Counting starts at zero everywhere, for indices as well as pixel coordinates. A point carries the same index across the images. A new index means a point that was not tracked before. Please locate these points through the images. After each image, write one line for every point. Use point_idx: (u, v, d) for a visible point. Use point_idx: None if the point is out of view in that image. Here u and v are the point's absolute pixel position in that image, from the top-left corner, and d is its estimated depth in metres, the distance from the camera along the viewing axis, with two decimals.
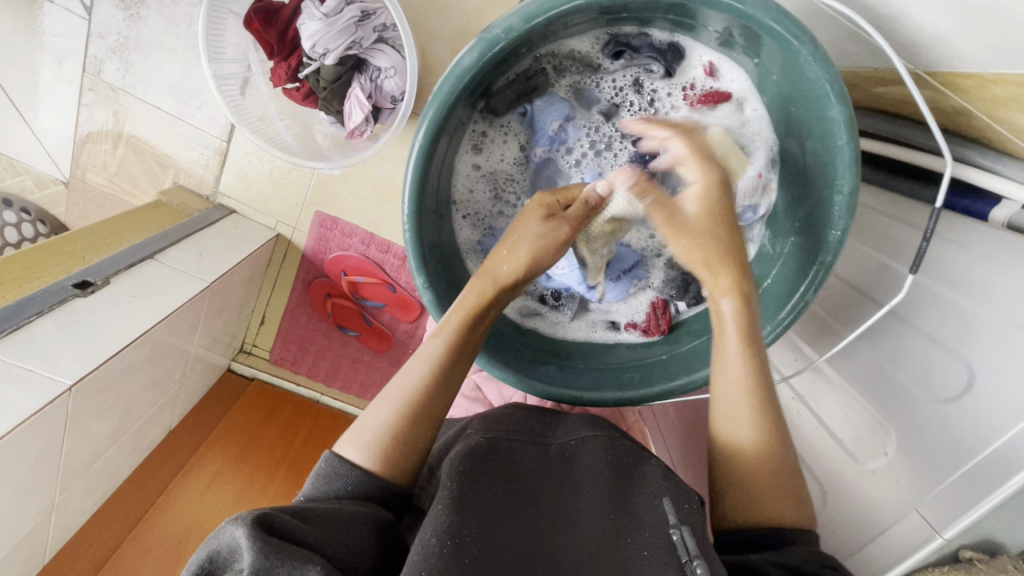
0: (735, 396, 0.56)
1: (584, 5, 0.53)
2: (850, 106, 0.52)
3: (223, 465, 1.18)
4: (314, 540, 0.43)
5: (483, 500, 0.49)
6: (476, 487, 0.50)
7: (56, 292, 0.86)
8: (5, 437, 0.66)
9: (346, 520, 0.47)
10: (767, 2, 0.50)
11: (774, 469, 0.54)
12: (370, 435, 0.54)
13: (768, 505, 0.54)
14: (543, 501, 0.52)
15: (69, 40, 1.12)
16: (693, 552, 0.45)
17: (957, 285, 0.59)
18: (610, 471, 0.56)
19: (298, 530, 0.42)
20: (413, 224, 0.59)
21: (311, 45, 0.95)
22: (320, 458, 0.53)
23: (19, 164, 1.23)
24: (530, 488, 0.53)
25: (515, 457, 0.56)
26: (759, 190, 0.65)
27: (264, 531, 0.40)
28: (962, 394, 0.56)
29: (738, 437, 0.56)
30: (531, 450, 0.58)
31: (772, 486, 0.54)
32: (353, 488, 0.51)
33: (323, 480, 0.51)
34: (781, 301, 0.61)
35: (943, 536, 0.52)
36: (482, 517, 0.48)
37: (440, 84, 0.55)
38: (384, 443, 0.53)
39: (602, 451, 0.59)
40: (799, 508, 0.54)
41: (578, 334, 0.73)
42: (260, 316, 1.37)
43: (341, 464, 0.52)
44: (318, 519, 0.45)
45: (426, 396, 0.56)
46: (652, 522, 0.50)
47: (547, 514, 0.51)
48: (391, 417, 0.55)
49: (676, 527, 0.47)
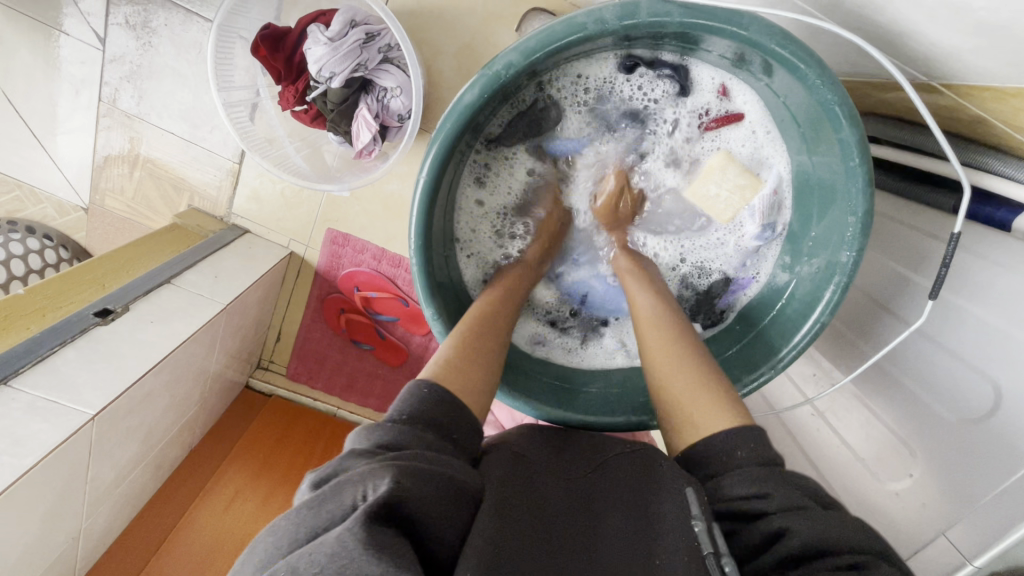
0: (653, 342, 0.62)
1: (589, 37, 0.52)
2: (862, 129, 0.51)
3: (244, 480, 1.16)
4: (425, 522, 0.39)
5: (509, 506, 0.46)
6: (510, 500, 0.47)
7: (78, 321, 0.87)
8: (30, 470, 0.67)
9: (458, 496, 0.42)
10: (771, 28, 0.49)
11: (702, 391, 0.56)
12: (450, 355, 0.56)
13: (701, 424, 0.54)
14: (568, 513, 0.49)
15: (84, 70, 1.14)
16: (720, 549, 0.44)
17: (982, 299, 0.57)
18: (642, 479, 0.52)
19: (416, 505, 0.38)
20: (422, 258, 0.60)
21: (317, 69, 0.96)
22: (411, 383, 0.51)
23: (40, 192, 1.26)
24: (556, 500, 0.50)
25: (541, 475, 0.53)
26: (776, 208, 0.65)
27: (382, 507, 0.36)
28: (990, 414, 0.55)
29: (664, 367, 0.59)
30: (556, 465, 0.55)
31: (697, 407, 0.55)
32: (449, 423, 0.49)
33: (428, 410, 0.48)
34: (798, 324, 0.61)
35: (972, 564, 0.49)
36: (514, 523, 0.44)
37: (442, 122, 0.55)
38: (463, 364, 0.55)
39: (632, 462, 0.55)
40: (732, 419, 0.53)
41: (594, 362, 0.73)
42: (276, 332, 1.39)
43: (433, 387, 0.51)
44: (437, 490, 0.41)
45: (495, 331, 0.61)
46: (670, 511, 0.47)
47: (574, 524, 0.48)
48: (469, 336, 0.59)
49: (696, 518, 0.45)
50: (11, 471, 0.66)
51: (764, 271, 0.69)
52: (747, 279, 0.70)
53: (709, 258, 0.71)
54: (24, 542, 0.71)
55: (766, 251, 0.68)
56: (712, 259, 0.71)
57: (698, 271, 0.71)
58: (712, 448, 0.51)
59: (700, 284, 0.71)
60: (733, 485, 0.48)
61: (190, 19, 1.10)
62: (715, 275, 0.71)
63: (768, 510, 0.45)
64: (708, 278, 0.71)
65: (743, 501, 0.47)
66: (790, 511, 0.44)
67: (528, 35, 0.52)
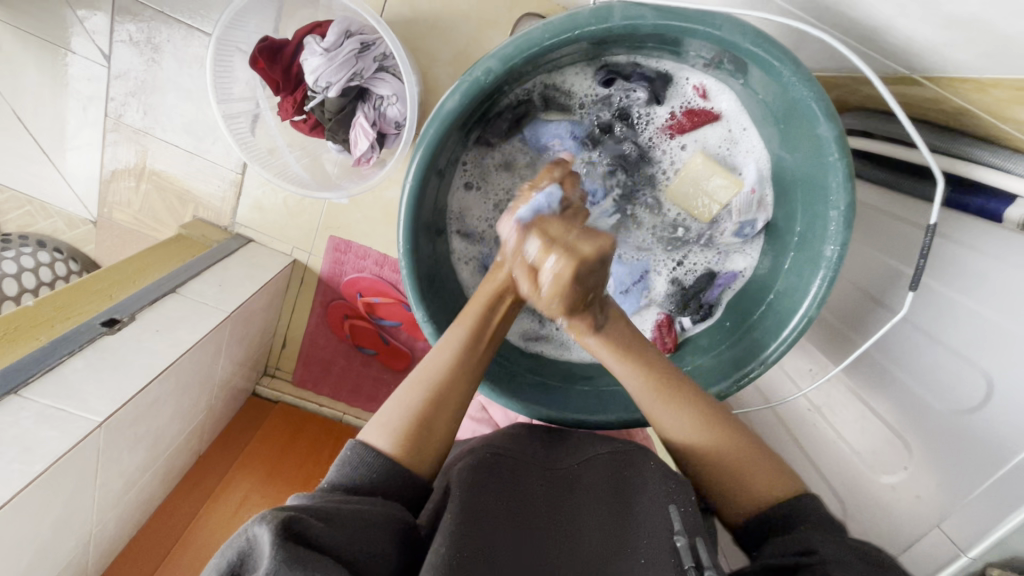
0: (672, 423, 0.59)
1: (570, 40, 0.53)
2: (839, 124, 0.52)
3: (252, 487, 1.17)
4: (336, 543, 0.42)
5: (487, 516, 0.50)
6: (480, 502, 0.50)
7: (85, 331, 0.89)
8: (41, 476, 0.69)
9: (368, 518, 0.47)
10: (745, 27, 0.50)
11: (748, 456, 0.58)
12: (395, 420, 0.56)
13: (755, 488, 0.57)
14: (545, 521, 0.52)
15: (90, 87, 1.17)
16: (703, 563, 0.46)
17: (971, 289, 0.58)
18: (609, 488, 0.56)
19: (319, 530, 0.42)
20: (410, 261, 0.61)
21: (314, 79, 0.98)
22: (347, 443, 0.55)
23: (50, 206, 1.30)
24: (534, 506, 0.53)
25: (518, 477, 0.56)
26: (754, 206, 0.65)
27: (289, 535, 0.40)
28: (980, 405, 0.55)
29: (697, 442, 0.58)
30: (534, 469, 0.58)
31: (749, 474, 0.57)
32: (378, 474, 0.52)
33: (349, 464, 0.53)
34: (786, 317, 0.61)
35: (967, 555, 0.50)
36: (487, 533, 0.48)
37: (427, 127, 0.57)
38: (409, 431, 0.56)
39: (604, 470, 0.59)
40: (783, 478, 0.57)
41: (584, 355, 0.74)
42: (281, 340, 1.41)
43: (365, 452, 0.53)
44: (338, 518, 0.45)
45: (445, 385, 0.58)
46: (654, 526, 0.51)
47: (549, 533, 0.51)
48: (415, 403, 0.57)
49: (678, 533, 0.48)
50: (21, 478, 0.67)
51: (746, 267, 0.69)
52: (732, 273, 0.70)
53: (694, 249, 0.70)
54: (37, 546, 0.73)
55: (744, 251, 0.69)
56: (697, 252, 0.70)
57: (683, 266, 0.70)
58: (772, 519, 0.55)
59: (685, 280, 0.70)
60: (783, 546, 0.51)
61: (191, 34, 1.12)
62: (700, 272, 0.70)
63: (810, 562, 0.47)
64: (694, 271, 0.70)
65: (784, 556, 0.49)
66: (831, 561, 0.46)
67: (506, 42, 0.53)
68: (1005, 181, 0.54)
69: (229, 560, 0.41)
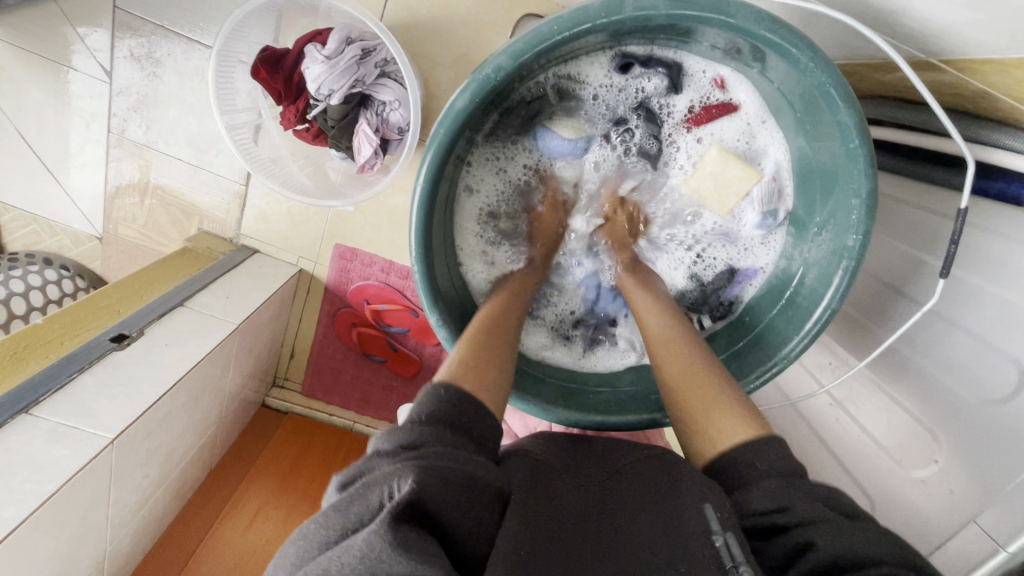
0: (665, 355, 0.62)
1: (585, 33, 0.52)
2: (859, 109, 0.50)
3: (265, 498, 1.16)
4: (449, 516, 0.39)
5: (540, 518, 0.47)
6: (529, 506, 0.48)
7: (93, 348, 0.88)
8: (53, 496, 0.68)
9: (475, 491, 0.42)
10: (759, 12, 0.49)
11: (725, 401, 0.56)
12: (461, 356, 0.55)
13: (720, 432, 0.54)
14: (594, 528, 0.49)
15: (91, 103, 1.17)
16: (739, 560, 0.42)
17: (996, 276, 0.56)
18: (645, 496, 0.53)
19: (438, 502, 0.39)
20: (423, 265, 0.60)
21: (316, 87, 0.98)
22: (426, 387, 0.51)
23: (56, 224, 1.30)
24: (579, 515, 0.51)
25: (558, 485, 0.54)
26: (775, 195, 0.65)
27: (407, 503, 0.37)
28: (1012, 395, 0.53)
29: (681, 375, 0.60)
30: (572, 481, 0.56)
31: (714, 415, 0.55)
32: (467, 421, 0.48)
33: (436, 399, 0.49)
34: (809, 308, 0.60)
35: (1006, 550, 0.49)
36: (543, 536, 0.45)
37: (436, 128, 0.56)
38: (476, 367, 0.54)
39: (639, 484, 0.55)
40: (752, 423, 0.54)
41: (598, 361, 0.73)
42: (289, 350, 1.40)
43: (446, 387, 0.50)
44: (452, 484, 0.40)
45: (500, 333, 0.60)
46: (691, 528, 0.46)
47: (600, 539, 0.48)
48: (470, 347, 0.57)
49: (718, 532, 0.44)
50: (35, 497, 0.67)
51: (769, 263, 0.69)
52: (752, 270, 0.69)
53: (717, 248, 0.71)
54: (52, 566, 0.72)
55: (765, 243, 0.68)
56: (720, 251, 0.71)
57: (703, 264, 0.72)
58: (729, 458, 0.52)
59: (705, 275, 0.72)
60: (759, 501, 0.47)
61: (192, 47, 1.12)
62: (721, 267, 0.71)
63: (791, 526, 0.44)
64: (714, 268, 0.71)
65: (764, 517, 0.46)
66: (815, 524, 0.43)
67: (515, 38, 0.52)
68: None
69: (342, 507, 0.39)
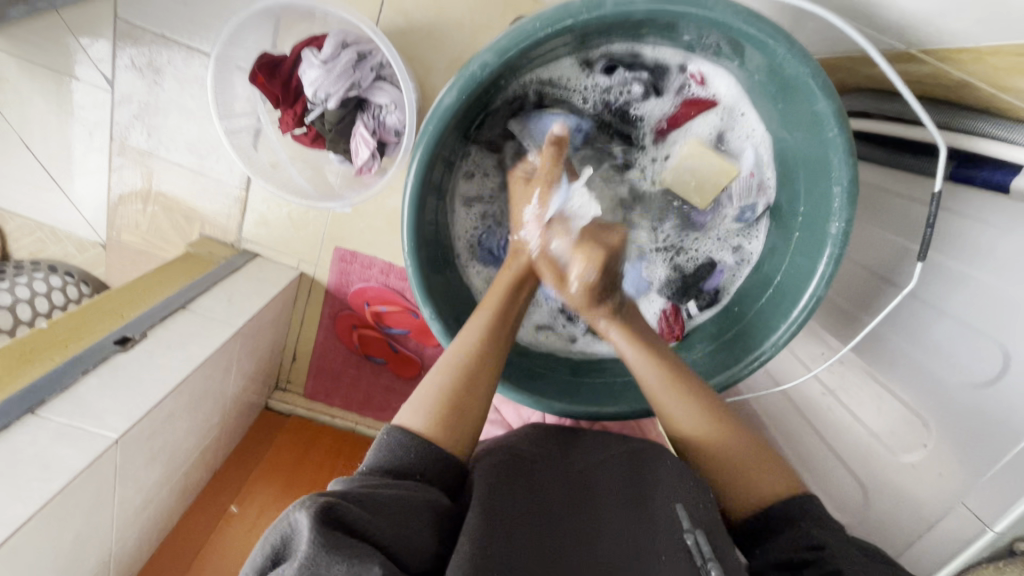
0: (682, 413, 0.59)
1: (567, 29, 0.54)
2: (838, 98, 0.52)
3: (270, 498, 1.18)
4: (372, 526, 0.42)
5: (506, 514, 0.49)
6: (502, 502, 0.50)
7: (98, 350, 0.90)
8: (59, 493, 0.69)
9: (405, 505, 0.46)
10: (736, 7, 0.50)
11: (758, 456, 0.58)
12: (428, 399, 0.56)
13: (762, 484, 0.56)
14: (565, 520, 0.51)
15: (94, 111, 1.19)
16: (708, 556, 0.46)
17: (981, 262, 0.57)
18: (624, 486, 0.56)
19: (356, 515, 0.41)
20: (415, 260, 0.61)
21: (314, 92, 1.00)
22: (382, 430, 0.53)
23: (61, 232, 1.32)
24: (552, 508, 0.53)
25: (534, 479, 0.56)
26: (753, 189, 0.67)
27: (324, 519, 0.39)
28: (997, 379, 0.54)
29: (702, 433, 0.59)
30: (551, 473, 0.58)
31: (754, 470, 0.57)
32: (416, 456, 0.51)
33: (386, 448, 0.51)
34: (795, 296, 0.61)
35: (994, 530, 0.50)
36: (509, 532, 0.47)
37: (424, 125, 0.57)
38: (441, 411, 0.55)
39: (620, 472, 0.58)
40: (792, 476, 0.57)
41: (596, 347, 0.74)
42: (291, 353, 1.41)
43: (403, 434, 0.52)
44: (378, 505, 0.44)
45: (474, 368, 0.58)
46: (664, 522, 0.50)
47: (571, 532, 0.50)
48: (442, 382, 0.57)
49: (690, 531, 0.48)
50: (42, 495, 0.68)
51: (756, 252, 0.69)
52: (732, 260, 0.70)
53: (696, 235, 0.71)
54: (59, 563, 0.73)
55: (747, 235, 0.69)
56: (697, 239, 0.71)
57: (685, 252, 0.71)
58: (779, 516, 0.54)
59: (686, 266, 0.71)
60: (790, 542, 0.51)
61: (191, 55, 1.14)
62: (701, 260, 0.71)
63: (818, 558, 0.48)
64: (694, 258, 0.71)
65: (792, 552, 0.50)
66: (839, 559, 0.47)
67: (500, 36, 0.54)
68: (1010, 150, 0.53)
69: (273, 545, 0.41)
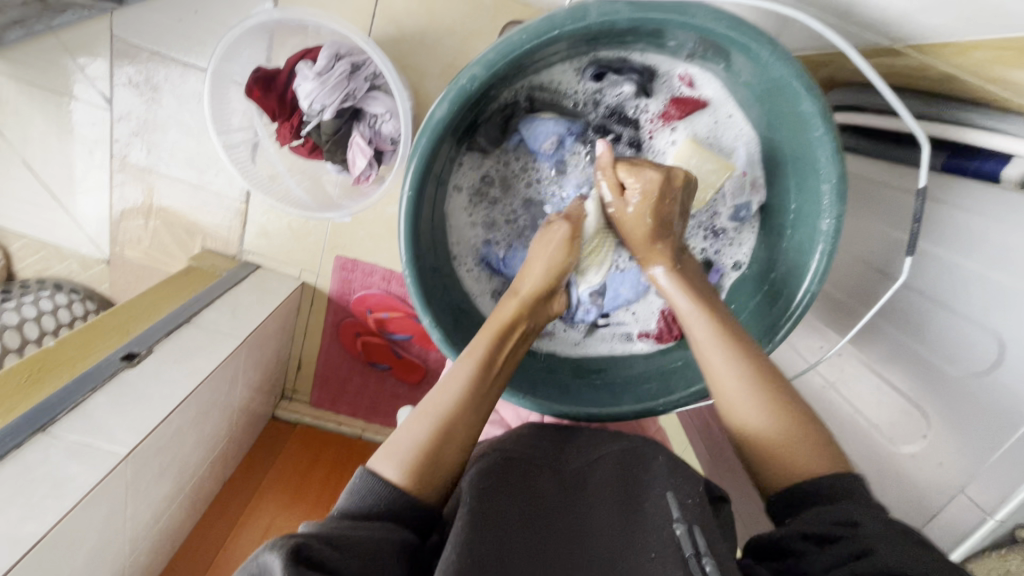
0: (727, 367, 0.58)
1: (559, 38, 0.55)
2: (822, 98, 0.54)
3: (276, 510, 1.21)
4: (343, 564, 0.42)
5: (500, 517, 0.50)
6: (492, 507, 0.51)
7: (105, 367, 0.91)
8: (71, 511, 0.70)
9: (376, 543, 0.46)
10: (720, 13, 0.52)
11: (800, 433, 0.54)
12: (404, 447, 0.54)
13: (805, 467, 0.53)
14: (556, 521, 0.53)
15: (94, 129, 1.20)
16: (701, 549, 0.46)
17: (973, 253, 0.58)
18: (616, 485, 0.57)
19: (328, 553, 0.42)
20: (414, 269, 0.62)
21: (309, 104, 1.01)
22: (355, 473, 0.53)
23: (65, 250, 1.34)
24: (545, 509, 0.54)
25: (529, 483, 0.56)
26: (746, 186, 0.67)
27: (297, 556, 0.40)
28: (992, 368, 0.54)
29: (753, 424, 0.56)
30: (546, 473, 0.59)
31: (798, 450, 0.54)
32: (385, 503, 0.51)
33: (358, 493, 0.51)
34: (789, 295, 0.63)
35: (994, 518, 0.52)
36: (502, 535, 0.49)
37: (418, 136, 0.58)
38: (419, 463, 0.54)
39: (613, 468, 0.60)
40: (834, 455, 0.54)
41: (596, 350, 0.75)
42: (296, 363, 1.42)
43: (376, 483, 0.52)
44: (348, 544, 0.45)
45: (456, 413, 0.57)
46: (658, 521, 0.51)
47: (562, 532, 0.52)
48: (423, 430, 0.55)
49: (678, 522, 0.50)
50: (54, 514, 0.69)
51: (745, 251, 0.70)
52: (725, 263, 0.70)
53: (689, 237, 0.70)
54: None
55: (740, 235, 0.70)
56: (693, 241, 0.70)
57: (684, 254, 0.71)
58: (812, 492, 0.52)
59: None
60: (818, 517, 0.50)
61: (187, 71, 1.14)
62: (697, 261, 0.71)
63: (845, 535, 0.47)
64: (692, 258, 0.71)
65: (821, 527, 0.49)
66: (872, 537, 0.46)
67: (488, 47, 0.55)
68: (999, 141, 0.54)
69: None
